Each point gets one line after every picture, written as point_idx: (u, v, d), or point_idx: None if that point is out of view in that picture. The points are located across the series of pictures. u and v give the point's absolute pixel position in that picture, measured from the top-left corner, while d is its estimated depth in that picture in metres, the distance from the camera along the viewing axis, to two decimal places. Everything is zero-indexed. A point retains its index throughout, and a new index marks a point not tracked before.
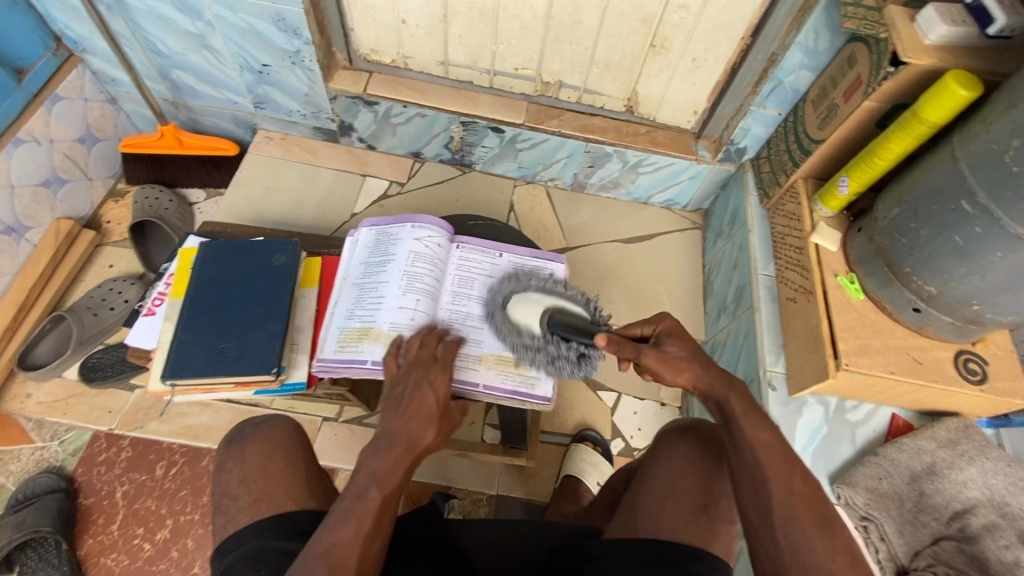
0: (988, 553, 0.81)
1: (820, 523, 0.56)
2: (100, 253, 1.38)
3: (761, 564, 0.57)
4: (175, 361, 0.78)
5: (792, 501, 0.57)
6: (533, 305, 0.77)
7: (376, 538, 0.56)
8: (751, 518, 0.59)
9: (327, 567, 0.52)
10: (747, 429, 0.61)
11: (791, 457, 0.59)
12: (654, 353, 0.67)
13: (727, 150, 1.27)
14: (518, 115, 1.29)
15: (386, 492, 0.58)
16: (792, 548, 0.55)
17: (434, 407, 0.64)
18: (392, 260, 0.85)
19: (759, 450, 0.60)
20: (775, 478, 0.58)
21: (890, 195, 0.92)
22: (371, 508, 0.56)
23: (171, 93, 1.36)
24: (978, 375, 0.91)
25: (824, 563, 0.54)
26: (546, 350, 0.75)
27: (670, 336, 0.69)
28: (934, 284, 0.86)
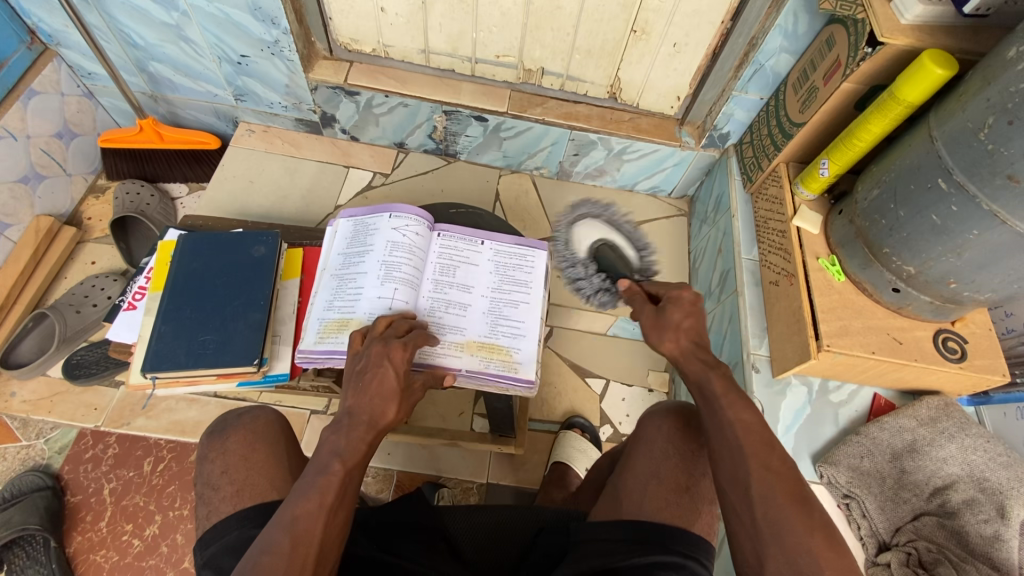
0: (968, 527, 0.83)
1: (797, 498, 0.55)
2: (82, 250, 1.37)
3: (740, 543, 0.56)
4: (154, 355, 0.78)
5: (769, 477, 0.56)
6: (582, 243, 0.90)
7: (339, 511, 0.56)
8: (728, 497, 0.58)
9: (290, 537, 0.52)
10: (727, 410, 0.62)
11: (769, 437, 0.59)
12: (656, 311, 0.74)
13: (710, 135, 1.27)
14: (501, 103, 1.28)
15: (348, 466, 0.59)
16: (769, 524, 0.54)
17: (395, 384, 0.65)
18: (370, 250, 0.85)
19: (738, 428, 0.60)
20: (753, 456, 0.58)
21: (870, 176, 0.92)
22: (334, 480, 0.57)
23: (149, 87, 1.35)
24: (957, 354, 0.92)
25: (802, 539, 0.52)
26: (574, 287, 0.88)
27: (676, 304, 0.72)
28: (913, 263, 0.86)
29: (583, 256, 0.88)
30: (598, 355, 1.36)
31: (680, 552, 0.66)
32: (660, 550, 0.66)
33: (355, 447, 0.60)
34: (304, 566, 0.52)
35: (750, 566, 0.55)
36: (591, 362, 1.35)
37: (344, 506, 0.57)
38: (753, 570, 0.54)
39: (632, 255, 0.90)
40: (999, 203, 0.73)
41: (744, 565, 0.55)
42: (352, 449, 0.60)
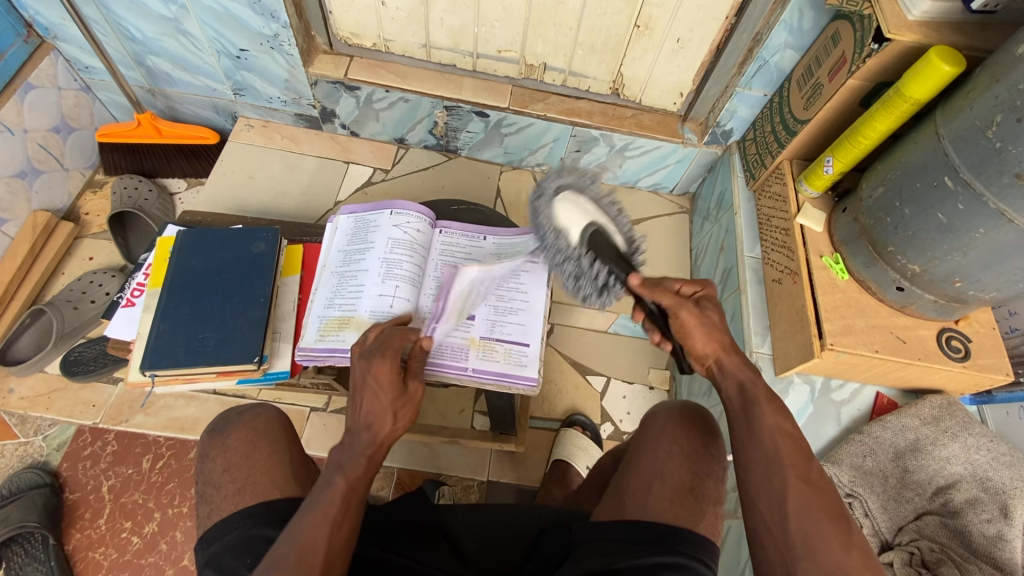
0: (971, 526, 0.83)
1: (835, 516, 0.54)
2: (80, 246, 1.35)
3: (765, 553, 0.56)
4: (153, 352, 0.77)
5: (808, 492, 0.56)
6: (580, 211, 0.70)
7: (344, 522, 0.56)
8: (760, 507, 0.57)
9: (295, 549, 0.52)
10: (767, 416, 0.61)
11: (808, 449, 0.58)
12: (692, 307, 0.68)
13: (713, 132, 1.26)
14: (502, 98, 1.27)
15: (351, 480, 0.59)
16: (805, 540, 0.53)
17: (388, 399, 0.64)
18: (371, 247, 0.84)
19: (778, 438, 0.59)
20: (792, 468, 0.57)
21: (874, 174, 0.92)
22: (336, 495, 0.57)
23: (147, 81, 1.33)
24: (961, 353, 0.91)
25: (838, 557, 0.52)
26: (576, 267, 0.70)
27: (710, 302, 0.70)
28: (918, 262, 0.86)
29: (587, 230, 0.69)
30: (599, 353, 1.35)
31: (686, 553, 0.66)
32: (666, 550, 0.65)
33: (358, 462, 0.60)
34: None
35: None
36: (591, 360, 1.34)
37: (348, 518, 0.57)
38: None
39: (630, 229, 0.74)
40: (1007, 202, 0.72)
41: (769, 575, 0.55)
42: (354, 464, 0.60)
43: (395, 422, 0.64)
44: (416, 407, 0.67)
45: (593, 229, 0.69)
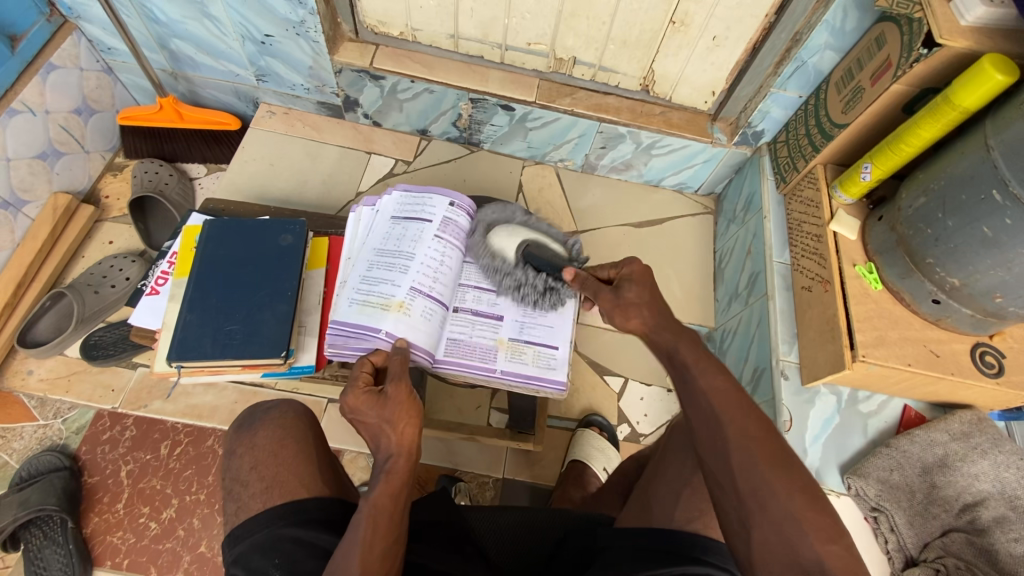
0: (997, 545, 0.82)
1: (776, 462, 0.53)
2: (100, 229, 1.35)
3: (726, 515, 0.54)
4: (180, 343, 0.76)
5: (749, 445, 0.54)
6: (515, 233, 0.83)
7: (375, 542, 0.56)
8: (711, 468, 0.56)
9: None
10: (698, 377, 0.59)
11: (744, 400, 0.57)
12: (610, 298, 0.70)
13: (744, 133, 1.23)
14: (530, 92, 1.25)
15: (377, 501, 0.58)
16: (752, 492, 0.52)
17: (375, 416, 0.64)
18: (411, 238, 0.83)
19: (711, 396, 0.58)
20: (732, 423, 0.56)
21: (915, 183, 0.89)
22: (363, 518, 0.57)
23: (170, 64, 1.32)
24: (995, 368, 0.89)
25: (783, 503, 0.51)
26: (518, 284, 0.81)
27: (630, 281, 0.70)
28: (958, 275, 0.84)
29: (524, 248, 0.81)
30: (617, 353, 1.34)
31: (714, 564, 0.65)
32: (693, 561, 0.65)
33: (379, 482, 0.60)
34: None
35: (736, 537, 0.53)
36: (610, 360, 1.33)
37: (380, 539, 0.56)
38: (739, 539, 0.53)
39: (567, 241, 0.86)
40: None
41: (733, 538, 0.53)
42: (376, 486, 0.60)
43: (393, 435, 0.63)
44: (415, 408, 0.65)
45: (526, 245, 0.81)
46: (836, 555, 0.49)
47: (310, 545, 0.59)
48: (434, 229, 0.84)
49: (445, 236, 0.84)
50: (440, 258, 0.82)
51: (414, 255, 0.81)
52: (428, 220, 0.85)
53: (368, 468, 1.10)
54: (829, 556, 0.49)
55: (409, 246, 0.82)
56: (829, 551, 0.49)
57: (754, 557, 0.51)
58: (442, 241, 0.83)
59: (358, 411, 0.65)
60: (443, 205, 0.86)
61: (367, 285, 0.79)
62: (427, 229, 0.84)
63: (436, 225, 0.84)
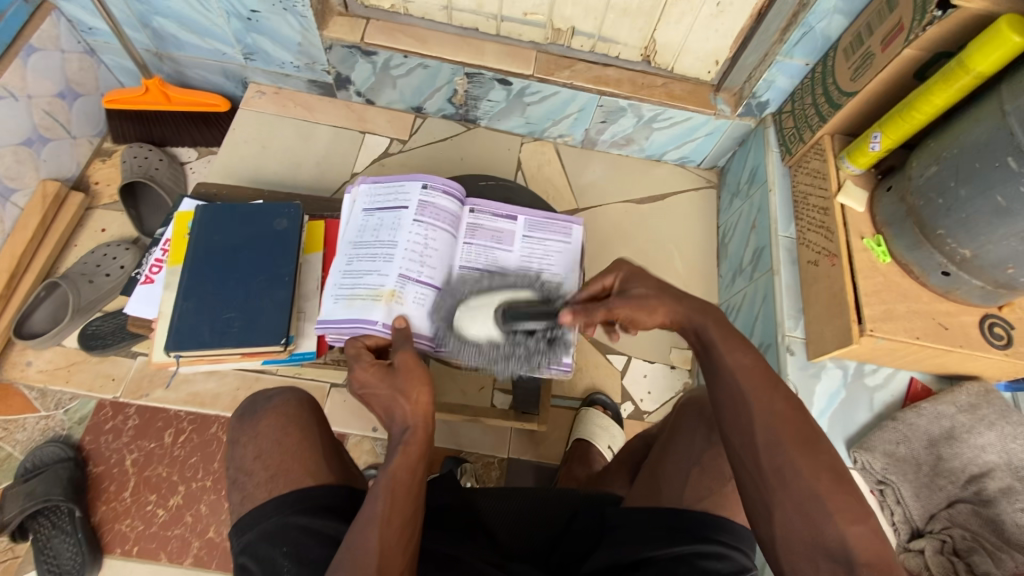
0: (1004, 515, 0.83)
1: (802, 441, 0.52)
2: (91, 217, 1.32)
3: (747, 494, 0.54)
4: (178, 332, 0.75)
5: (774, 423, 0.53)
6: (480, 313, 0.70)
7: (394, 515, 0.55)
8: (733, 446, 0.55)
9: (351, 556, 0.52)
10: (726, 356, 0.58)
11: (772, 379, 0.55)
12: (620, 300, 0.65)
13: (748, 103, 1.20)
14: (527, 65, 1.21)
15: (394, 475, 0.57)
16: (776, 470, 0.52)
17: (387, 388, 0.63)
18: (393, 226, 0.80)
19: (739, 375, 0.56)
20: (757, 403, 0.54)
21: (926, 152, 0.87)
22: (380, 490, 0.56)
23: (154, 44, 1.27)
24: (1003, 340, 0.89)
25: (809, 483, 0.51)
26: (515, 354, 0.69)
27: (633, 279, 0.66)
28: (969, 246, 0.82)
29: (499, 315, 0.68)
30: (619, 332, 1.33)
31: (724, 542, 0.65)
32: (702, 540, 0.65)
33: (396, 455, 0.59)
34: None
35: (759, 516, 0.53)
36: (613, 339, 1.32)
37: (400, 513, 0.55)
38: (763, 519, 0.52)
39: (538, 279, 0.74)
40: None
41: (754, 516, 0.53)
42: (393, 459, 0.58)
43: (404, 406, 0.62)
44: (425, 379, 0.63)
45: (502, 308, 0.68)
46: (861, 536, 0.49)
47: (319, 533, 0.59)
48: (411, 214, 0.81)
49: (424, 219, 0.81)
50: (426, 243, 0.80)
51: (396, 242, 0.79)
52: (404, 207, 0.81)
53: (373, 451, 1.11)
54: (855, 537, 0.49)
55: (387, 235, 0.80)
56: (855, 532, 0.49)
57: (776, 535, 0.51)
58: (423, 225, 0.80)
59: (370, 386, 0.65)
60: (417, 190, 0.82)
61: (355, 277, 0.78)
62: (405, 216, 0.81)
63: (413, 210, 0.81)
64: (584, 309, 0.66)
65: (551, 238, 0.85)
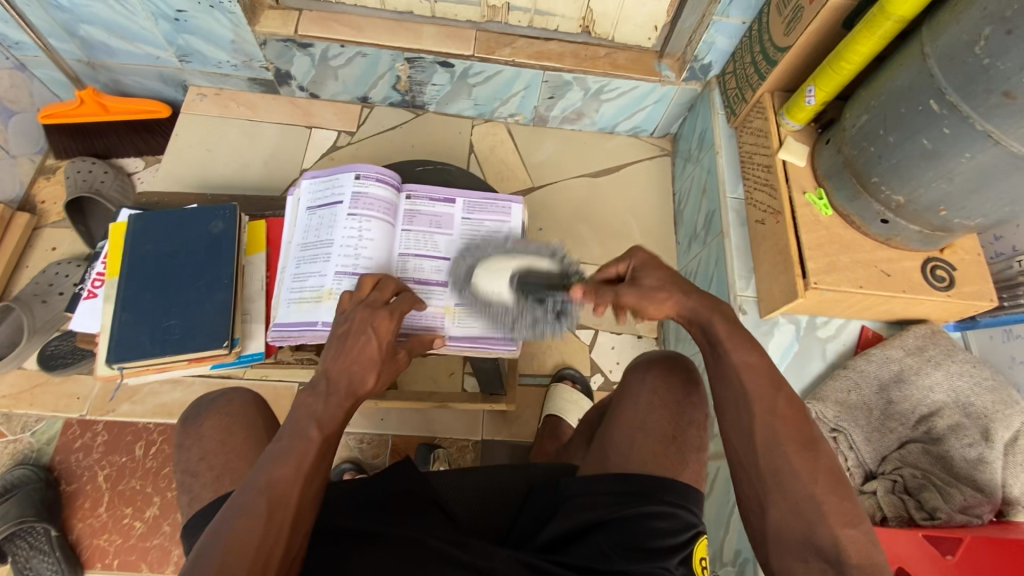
0: (952, 451, 0.84)
1: (802, 443, 0.53)
2: (40, 237, 1.30)
3: (742, 488, 0.55)
4: (119, 344, 0.75)
5: (774, 423, 0.54)
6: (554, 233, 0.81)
7: (316, 474, 0.52)
8: (730, 440, 0.57)
9: (266, 501, 0.48)
10: (732, 354, 0.58)
11: (775, 379, 0.56)
12: (631, 288, 0.65)
13: (691, 67, 1.20)
14: (467, 45, 1.19)
15: (327, 432, 0.53)
16: (773, 471, 0.53)
17: (376, 354, 0.60)
18: (331, 222, 0.80)
19: (743, 374, 0.57)
20: (759, 401, 0.55)
21: (858, 101, 0.88)
22: (312, 443, 0.52)
23: (84, 53, 1.23)
24: (945, 282, 0.90)
25: (804, 484, 0.51)
26: (523, 318, 0.75)
27: (645, 269, 0.65)
28: (902, 192, 0.83)
29: (512, 282, 0.76)
30: None
31: (672, 502, 0.66)
32: (649, 501, 0.66)
33: (336, 411, 0.55)
34: (280, 535, 0.48)
35: (752, 512, 0.54)
36: (578, 314, 1.34)
37: (321, 473, 0.52)
38: (755, 514, 0.53)
39: (550, 246, 0.79)
40: (993, 122, 0.69)
41: (746, 510, 0.55)
42: (332, 413, 0.55)
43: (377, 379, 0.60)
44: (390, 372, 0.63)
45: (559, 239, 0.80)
46: (853, 539, 0.49)
47: None
48: (346, 208, 0.80)
49: (359, 211, 0.80)
50: (364, 235, 0.79)
51: (334, 239, 0.78)
52: (339, 201, 0.81)
53: None
54: (848, 539, 0.49)
55: (326, 232, 0.79)
56: (848, 534, 0.49)
57: (768, 533, 0.52)
58: (358, 218, 0.79)
59: (372, 336, 0.60)
60: (350, 182, 0.81)
61: (300, 279, 0.77)
62: (340, 211, 0.80)
63: (348, 204, 0.80)
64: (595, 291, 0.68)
65: (491, 212, 0.85)
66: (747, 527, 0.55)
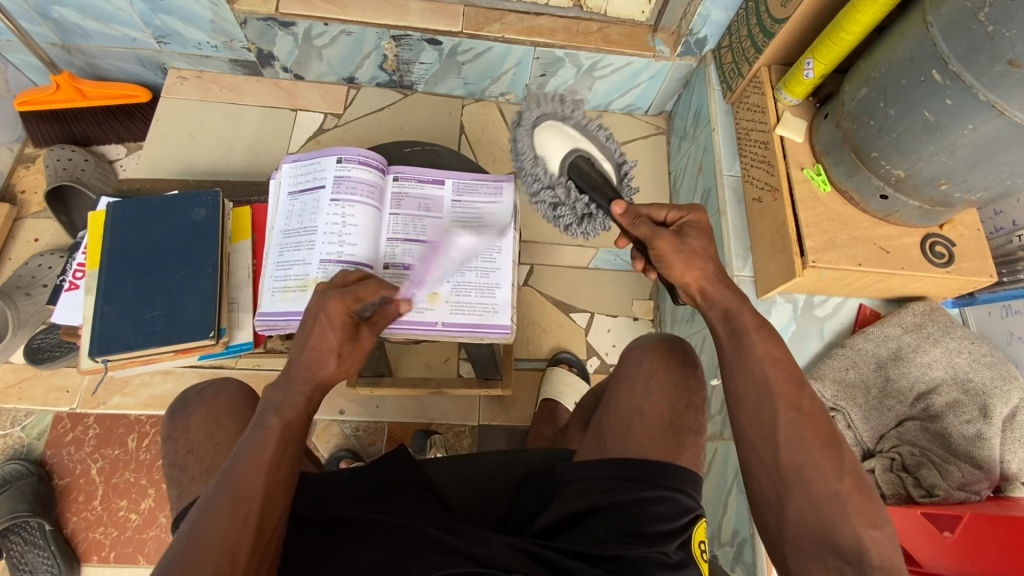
0: (950, 428, 0.84)
1: (826, 441, 0.52)
2: (22, 227, 1.27)
3: (760, 485, 0.54)
4: (102, 336, 0.73)
5: (798, 420, 0.53)
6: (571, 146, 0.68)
7: (282, 462, 0.50)
8: (749, 435, 0.55)
9: (228, 495, 0.47)
10: (757, 345, 0.56)
11: (799, 376, 0.54)
12: (669, 237, 0.59)
13: (686, 42, 1.17)
14: (455, 22, 1.15)
15: (288, 420, 0.52)
16: (796, 467, 0.51)
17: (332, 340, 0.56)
18: (314, 209, 0.77)
19: (768, 367, 0.55)
20: (782, 397, 0.54)
21: (858, 73, 0.85)
22: (272, 433, 0.51)
23: (58, 36, 1.19)
24: (945, 258, 0.89)
25: (829, 484, 0.50)
26: (560, 199, 0.68)
27: (693, 229, 0.61)
28: (902, 166, 0.81)
29: (572, 157, 0.67)
30: (580, 290, 1.33)
31: (669, 486, 0.65)
32: (647, 486, 0.65)
33: (296, 400, 0.54)
34: (246, 525, 0.46)
35: (769, 507, 0.53)
36: (574, 297, 1.32)
37: (288, 460, 0.51)
38: (773, 510, 0.53)
39: (620, 153, 0.71)
40: (997, 92, 0.67)
41: (761, 505, 0.54)
42: (292, 404, 0.53)
43: (339, 363, 0.57)
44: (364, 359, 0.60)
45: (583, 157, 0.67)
46: (877, 541, 0.48)
47: None
48: (328, 193, 0.77)
49: (341, 196, 0.77)
50: (348, 221, 0.77)
51: (317, 226, 0.76)
52: (321, 186, 0.78)
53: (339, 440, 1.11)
54: (872, 540, 0.48)
55: (309, 219, 0.77)
56: (872, 536, 0.48)
57: (785, 529, 0.51)
58: (340, 203, 0.77)
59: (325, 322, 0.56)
60: (332, 166, 0.79)
61: (284, 268, 0.75)
62: (322, 196, 0.78)
63: (330, 188, 0.78)
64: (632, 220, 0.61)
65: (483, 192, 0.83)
66: (762, 522, 0.54)
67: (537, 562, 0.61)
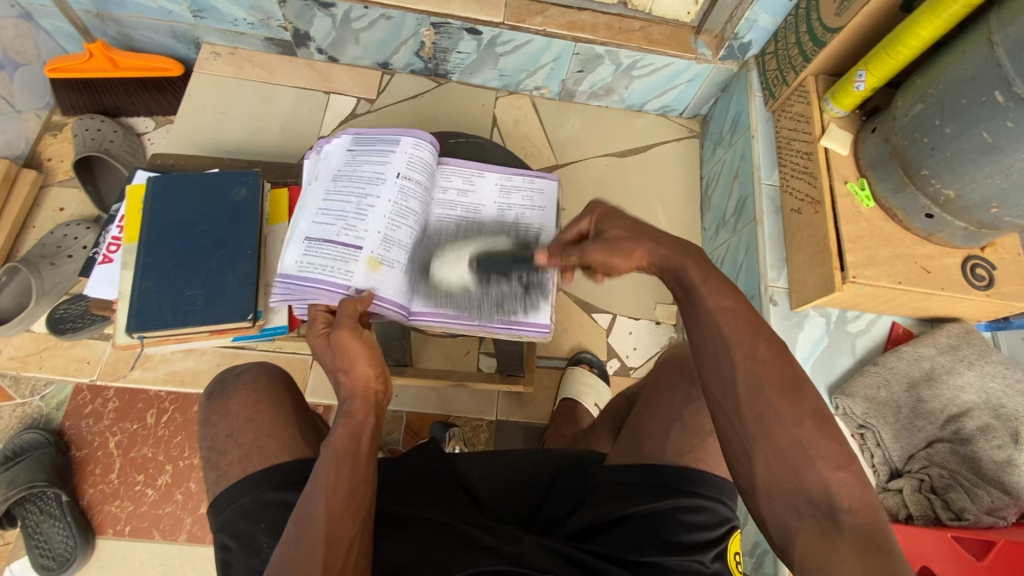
0: (980, 452, 0.83)
1: (786, 387, 0.50)
2: (47, 196, 1.26)
3: (727, 439, 0.52)
4: (139, 312, 0.72)
5: (756, 369, 0.50)
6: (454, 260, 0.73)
7: (339, 484, 0.52)
8: (712, 393, 0.53)
9: (296, 529, 0.50)
10: (707, 299, 0.54)
11: (755, 323, 0.52)
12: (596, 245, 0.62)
13: (729, 46, 1.15)
14: (497, 13, 1.14)
15: (334, 447, 0.54)
16: (758, 418, 0.49)
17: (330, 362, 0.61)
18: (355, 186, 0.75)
19: (720, 320, 0.53)
20: (737, 347, 0.51)
21: (912, 88, 0.84)
22: (322, 464, 0.53)
23: (93, 4, 1.17)
24: (985, 281, 0.88)
25: (793, 431, 0.48)
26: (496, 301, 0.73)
27: (607, 221, 0.64)
28: (953, 186, 0.80)
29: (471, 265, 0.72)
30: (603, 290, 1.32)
31: (706, 495, 0.65)
32: (683, 494, 0.65)
33: (338, 427, 0.56)
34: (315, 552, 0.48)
35: (738, 461, 0.51)
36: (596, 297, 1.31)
37: (344, 480, 0.52)
38: (741, 464, 0.51)
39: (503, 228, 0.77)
40: None
41: (731, 463, 0.52)
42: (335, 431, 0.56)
43: (358, 373, 0.59)
44: (374, 352, 0.60)
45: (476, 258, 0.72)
46: (845, 482, 0.47)
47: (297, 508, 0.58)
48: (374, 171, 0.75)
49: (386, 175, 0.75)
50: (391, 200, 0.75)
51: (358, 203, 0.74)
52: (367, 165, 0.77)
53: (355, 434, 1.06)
54: (839, 483, 0.47)
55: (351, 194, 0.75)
56: (840, 479, 0.47)
57: (756, 482, 0.49)
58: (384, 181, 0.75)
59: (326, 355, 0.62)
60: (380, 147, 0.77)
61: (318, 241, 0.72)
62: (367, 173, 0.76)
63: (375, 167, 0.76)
64: (561, 251, 0.66)
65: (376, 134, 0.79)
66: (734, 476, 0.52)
67: (569, 562, 0.60)
